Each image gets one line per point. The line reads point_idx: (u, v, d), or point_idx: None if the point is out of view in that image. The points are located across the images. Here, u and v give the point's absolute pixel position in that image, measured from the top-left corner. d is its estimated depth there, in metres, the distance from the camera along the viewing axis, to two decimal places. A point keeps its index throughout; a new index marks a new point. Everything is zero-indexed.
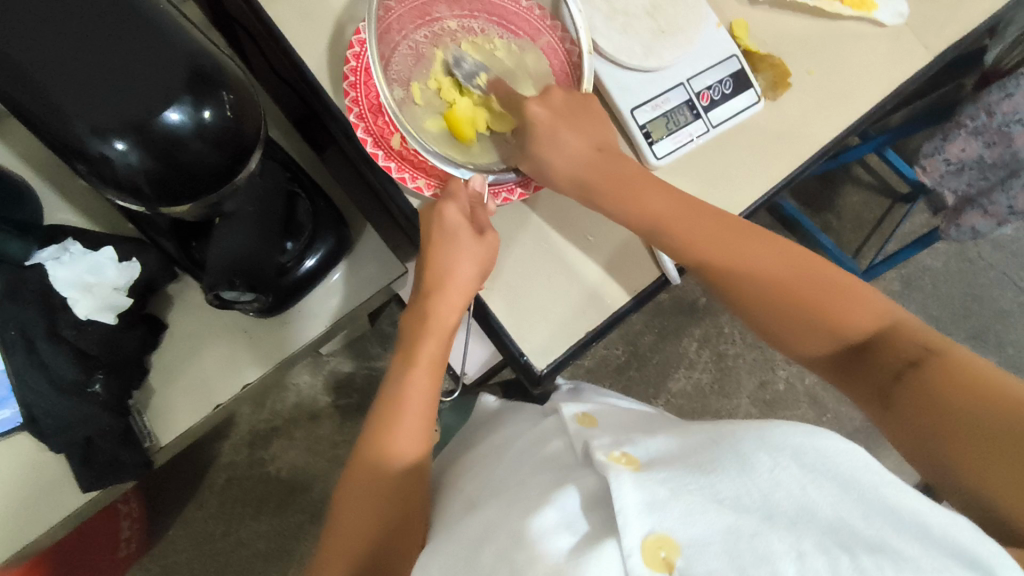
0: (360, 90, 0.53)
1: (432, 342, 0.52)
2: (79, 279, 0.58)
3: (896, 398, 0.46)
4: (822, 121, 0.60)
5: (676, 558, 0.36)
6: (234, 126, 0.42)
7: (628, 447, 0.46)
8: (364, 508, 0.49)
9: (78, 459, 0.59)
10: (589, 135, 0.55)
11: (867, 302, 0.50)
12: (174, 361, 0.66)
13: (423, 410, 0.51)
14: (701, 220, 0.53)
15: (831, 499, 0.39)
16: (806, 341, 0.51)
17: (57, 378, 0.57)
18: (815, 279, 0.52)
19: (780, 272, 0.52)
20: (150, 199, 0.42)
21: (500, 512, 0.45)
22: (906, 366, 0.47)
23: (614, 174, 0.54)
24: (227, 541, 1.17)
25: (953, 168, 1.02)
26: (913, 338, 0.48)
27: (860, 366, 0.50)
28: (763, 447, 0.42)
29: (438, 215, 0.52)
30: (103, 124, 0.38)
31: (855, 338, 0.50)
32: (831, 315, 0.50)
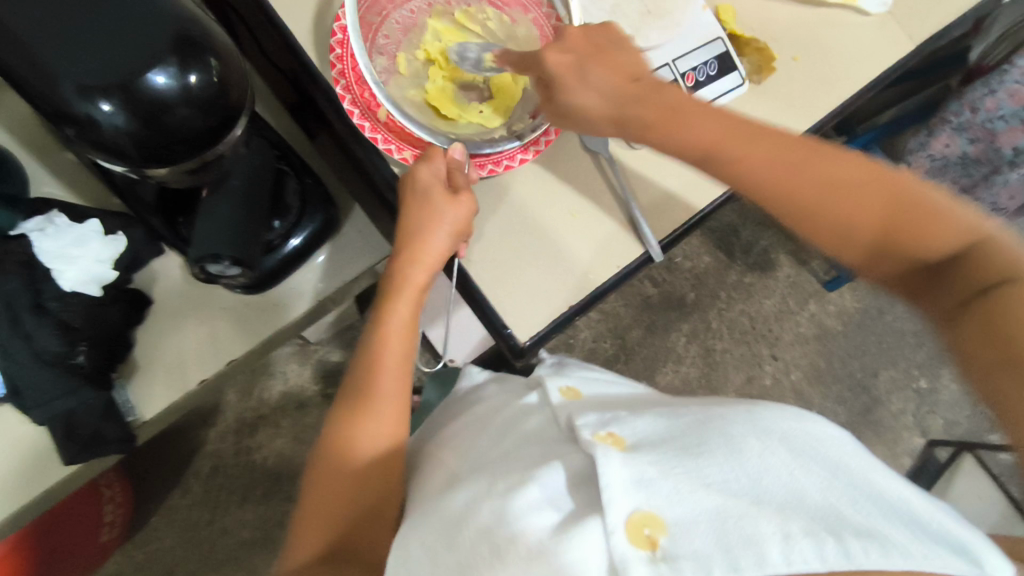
0: (346, 59, 0.52)
1: (403, 305, 0.52)
2: (61, 250, 0.58)
3: (963, 319, 0.42)
4: (806, 106, 0.61)
5: (661, 535, 0.37)
6: (220, 91, 0.42)
7: (615, 426, 0.46)
8: (340, 477, 0.49)
9: (61, 435, 0.58)
10: (625, 68, 0.51)
11: (954, 216, 0.44)
12: (158, 337, 0.66)
13: (398, 373, 0.51)
14: (758, 139, 0.48)
15: (820, 485, 0.40)
16: (871, 257, 0.47)
17: (41, 351, 0.57)
18: (888, 193, 0.46)
19: (849, 188, 0.46)
20: (134, 161, 0.42)
21: (478, 486, 0.45)
22: (982, 290, 0.42)
23: (661, 103, 0.49)
24: (212, 529, 1.17)
25: (937, 163, 1.04)
26: (1003, 255, 0.42)
27: (938, 284, 0.44)
28: (753, 432, 0.44)
29: (412, 179, 0.52)
30: (88, 85, 0.38)
31: (938, 252, 0.44)
32: (907, 232, 0.45)
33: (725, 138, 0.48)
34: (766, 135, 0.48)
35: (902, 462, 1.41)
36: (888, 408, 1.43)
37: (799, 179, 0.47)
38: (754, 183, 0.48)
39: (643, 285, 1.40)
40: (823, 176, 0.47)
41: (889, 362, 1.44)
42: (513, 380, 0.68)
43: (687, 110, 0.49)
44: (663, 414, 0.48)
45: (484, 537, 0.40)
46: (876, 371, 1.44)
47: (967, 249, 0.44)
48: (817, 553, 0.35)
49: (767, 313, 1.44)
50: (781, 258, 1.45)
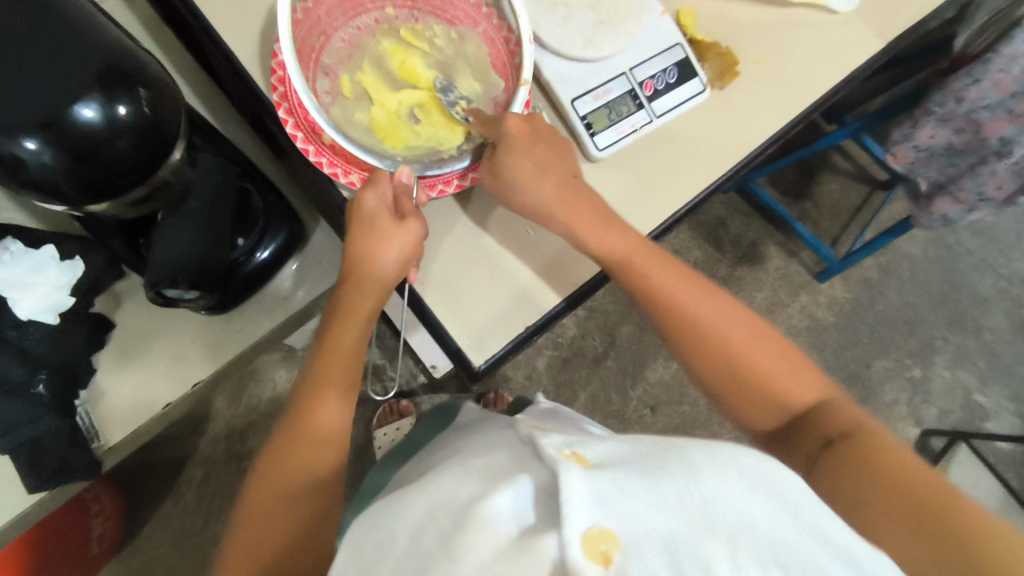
0: (288, 86, 0.51)
1: (349, 328, 0.52)
2: (18, 279, 0.57)
3: (820, 461, 0.50)
4: (772, 111, 0.60)
5: (616, 552, 0.33)
6: (152, 120, 0.42)
7: (579, 445, 0.41)
8: (277, 498, 0.48)
9: (24, 462, 0.57)
10: (566, 165, 0.54)
11: (806, 375, 0.54)
12: (123, 360, 0.65)
13: (342, 394, 0.52)
14: (655, 264, 0.56)
15: (768, 512, 0.37)
16: (752, 412, 0.54)
17: (2, 381, 0.56)
18: (765, 357, 0.54)
19: (739, 331, 0.55)
20: (70, 197, 0.41)
21: (427, 500, 0.41)
22: (836, 437, 0.50)
23: (586, 203, 0.54)
24: (204, 537, 1.17)
25: (922, 154, 1.03)
26: (837, 414, 0.52)
27: (793, 434, 0.53)
28: (709, 458, 0.40)
29: (357, 206, 0.51)
30: (9, 122, 0.37)
31: (793, 410, 0.53)
32: (777, 389, 0.53)
33: (614, 253, 0.55)
34: (673, 267, 0.57)
35: None
36: (881, 398, 1.42)
37: (693, 295, 0.56)
38: (640, 294, 0.55)
39: None
40: (710, 318, 0.55)
41: (881, 352, 1.44)
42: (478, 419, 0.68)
43: (602, 228, 0.54)
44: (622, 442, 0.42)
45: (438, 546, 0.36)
46: (868, 360, 1.44)
47: (804, 412, 0.53)
48: None
49: (758, 306, 1.43)
50: (770, 249, 1.45)
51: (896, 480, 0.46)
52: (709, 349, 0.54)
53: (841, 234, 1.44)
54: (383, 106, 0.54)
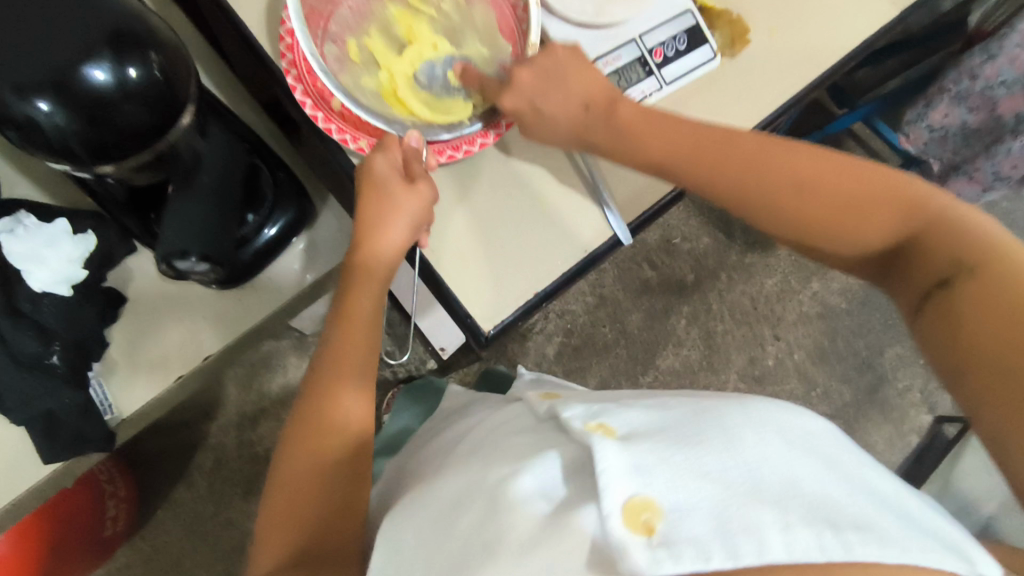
0: (296, 51, 0.52)
1: (367, 292, 0.52)
2: (33, 252, 0.58)
3: (926, 311, 0.47)
4: (783, 79, 0.59)
5: (659, 521, 0.35)
6: (163, 84, 0.42)
7: (605, 417, 0.43)
8: (310, 478, 0.49)
9: (40, 432, 0.59)
10: (577, 91, 0.53)
11: (914, 189, 0.48)
12: (135, 334, 0.66)
13: (364, 360, 0.52)
14: (732, 143, 0.51)
15: (817, 477, 0.39)
16: (850, 245, 0.49)
17: (18, 353, 0.57)
18: (856, 180, 0.49)
19: (824, 187, 0.49)
20: (83, 160, 0.42)
21: (472, 477, 0.45)
22: (937, 283, 0.47)
23: (627, 116, 0.53)
24: (216, 521, 1.18)
25: (937, 135, 1.00)
26: (963, 240, 0.46)
27: (904, 265, 0.49)
28: (748, 426, 0.42)
29: (368, 169, 0.51)
30: (24, 83, 0.37)
31: (910, 222, 0.48)
32: (871, 210, 0.48)
33: (678, 149, 0.52)
34: (743, 137, 0.52)
35: (910, 439, 1.39)
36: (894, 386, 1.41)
37: (763, 168, 0.50)
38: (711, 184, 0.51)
39: (641, 268, 1.38)
40: (790, 169, 0.49)
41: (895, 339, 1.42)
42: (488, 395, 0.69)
43: (649, 117, 0.52)
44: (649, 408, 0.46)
45: (477, 529, 0.40)
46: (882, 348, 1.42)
47: (919, 225, 0.48)
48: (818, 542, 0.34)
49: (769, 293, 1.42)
50: None
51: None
52: (810, 225, 0.49)
53: None
54: (388, 69, 0.54)
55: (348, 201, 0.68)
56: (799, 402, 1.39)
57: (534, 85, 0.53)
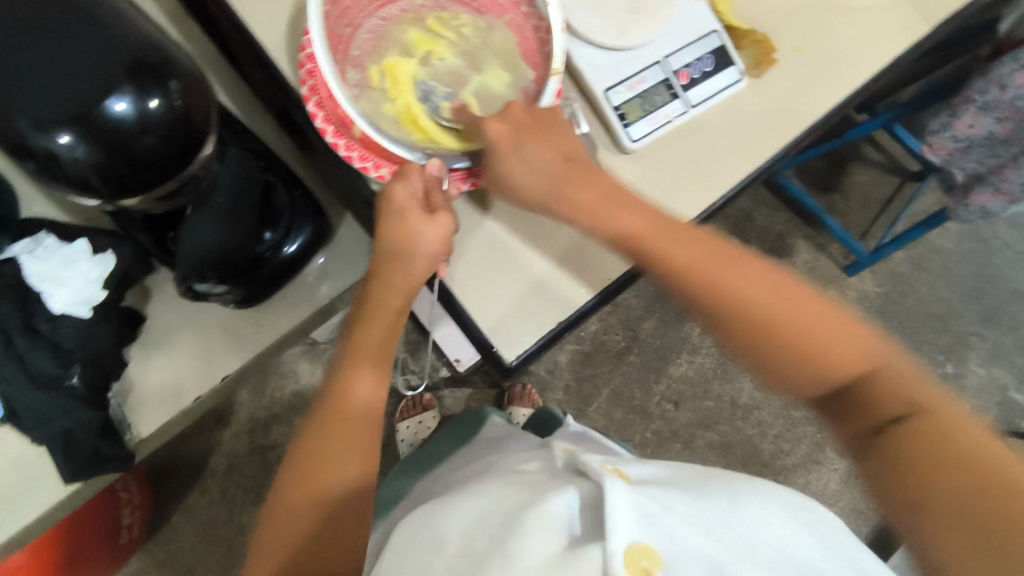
0: (318, 77, 0.50)
1: (373, 329, 0.52)
2: (53, 273, 0.58)
3: (872, 454, 0.41)
4: (810, 100, 0.58)
5: (656, 570, 0.34)
6: (184, 115, 0.41)
7: (621, 466, 0.44)
8: (308, 498, 0.49)
9: (59, 453, 0.58)
10: (557, 146, 0.50)
11: (857, 338, 0.43)
12: (152, 353, 0.66)
13: (373, 393, 0.52)
14: (679, 235, 0.48)
15: (814, 548, 0.41)
16: (798, 376, 0.44)
17: (35, 373, 0.57)
18: (802, 318, 0.44)
19: (779, 302, 0.45)
20: (102, 193, 0.41)
21: (485, 513, 0.44)
22: (888, 421, 0.41)
23: (598, 181, 0.50)
24: (229, 527, 1.19)
25: (960, 146, 0.99)
26: (896, 389, 0.42)
27: (840, 407, 0.44)
28: (755, 496, 0.44)
29: (388, 197, 0.50)
30: (45, 117, 0.37)
31: (833, 375, 0.43)
32: (818, 346, 0.43)
33: (649, 231, 0.48)
34: (698, 242, 0.48)
35: None
36: None
37: (738, 273, 0.46)
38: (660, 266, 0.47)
39: None
40: (742, 288, 0.45)
41: (913, 348, 1.40)
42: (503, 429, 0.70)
43: (614, 200, 0.50)
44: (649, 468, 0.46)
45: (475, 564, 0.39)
46: None
47: (865, 372, 0.43)
48: None
49: None
50: (798, 243, 1.41)
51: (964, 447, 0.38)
52: (740, 326, 0.45)
53: (871, 227, 1.40)
54: (409, 96, 0.53)
55: (364, 219, 0.67)
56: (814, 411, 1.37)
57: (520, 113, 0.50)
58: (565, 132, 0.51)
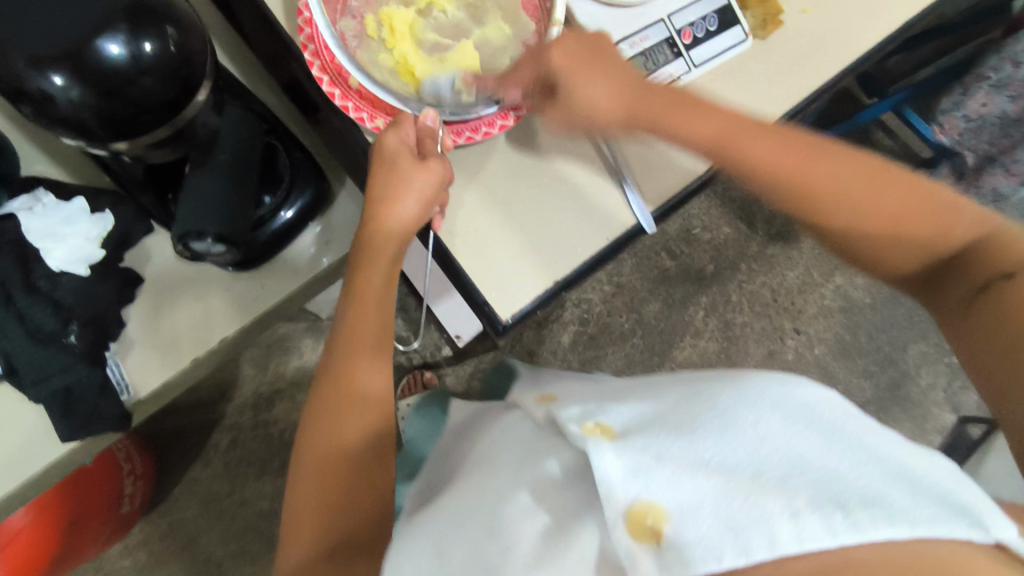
0: (314, 26, 0.51)
1: (373, 274, 0.51)
2: (51, 229, 0.58)
3: (975, 308, 0.46)
4: (816, 65, 0.57)
5: (665, 525, 0.36)
6: (179, 59, 0.41)
7: (601, 416, 0.45)
8: (336, 463, 0.48)
9: (58, 410, 0.58)
10: (619, 83, 0.50)
11: (962, 211, 0.49)
12: (150, 313, 0.66)
13: (375, 340, 0.51)
14: (815, 162, 0.49)
15: (820, 450, 0.37)
16: (901, 260, 0.49)
17: (33, 328, 0.57)
18: (907, 201, 0.48)
19: (868, 193, 0.48)
20: (98, 136, 0.41)
21: (486, 497, 0.47)
22: (996, 277, 0.46)
23: (671, 97, 0.50)
24: (231, 500, 1.20)
25: (972, 125, 0.97)
26: (1009, 250, 0.46)
27: (946, 276, 0.49)
28: (742, 403, 0.41)
29: (378, 147, 0.50)
30: (38, 56, 0.37)
31: (937, 252, 0.48)
32: (903, 230, 0.48)
33: (718, 136, 0.49)
34: (783, 136, 0.50)
35: (932, 439, 1.36)
36: (917, 383, 1.38)
37: (825, 168, 0.49)
38: (756, 182, 0.49)
39: (660, 258, 1.36)
40: (855, 188, 0.48)
41: (920, 336, 1.39)
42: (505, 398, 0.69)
43: (675, 106, 0.49)
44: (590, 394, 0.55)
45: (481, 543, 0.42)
46: (906, 344, 1.39)
47: (968, 241, 0.48)
48: (827, 525, 0.32)
49: (790, 285, 1.39)
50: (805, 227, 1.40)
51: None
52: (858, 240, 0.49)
53: None
54: (404, 44, 0.52)
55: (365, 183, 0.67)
56: None
57: (626, 97, 0.50)
58: (606, 54, 0.50)
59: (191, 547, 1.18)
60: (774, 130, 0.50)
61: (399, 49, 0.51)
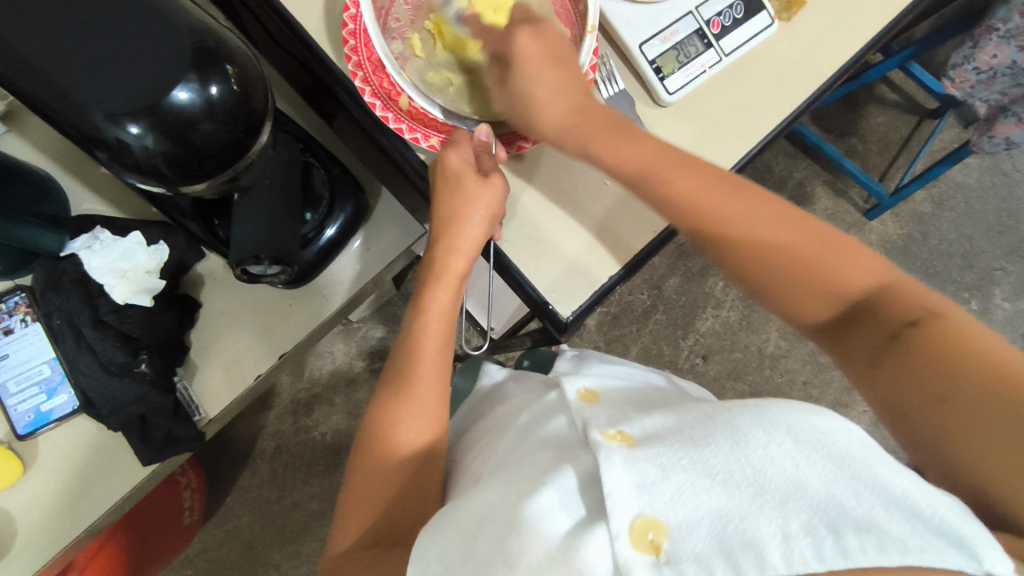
0: (362, 53, 0.55)
1: (443, 291, 0.55)
2: (111, 266, 0.60)
3: (886, 361, 0.43)
4: (830, 48, 0.61)
5: (664, 540, 0.34)
6: (242, 98, 0.43)
7: (624, 423, 0.43)
8: (391, 462, 0.51)
9: (136, 436, 0.62)
10: (567, 82, 0.53)
11: (861, 257, 0.46)
12: (211, 336, 0.68)
13: (442, 338, 0.54)
14: (738, 196, 0.48)
15: (823, 475, 0.35)
16: (805, 304, 0.47)
17: (106, 361, 0.60)
18: (818, 238, 0.46)
19: (764, 224, 0.47)
20: (169, 179, 0.43)
21: (491, 497, 0.42)
22: (904, 326, 0.43)
23: (598, 116, 0.52)
24: (282, 504, 1.23)
25: (983, 77, 0.96)
26: (905, 296, 0.44)
27: (853, 327, 0.45)
28: (758, 422, 0.39)
29: (442, 164, 0.54)
30: (115, 109, 0.39)
31: (849, 300, 0.45)
32: (826, 276, 0.45)
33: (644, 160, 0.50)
34: (690, 166, 0.49)
35: None
36: None
37: (733, 214, 0.48)
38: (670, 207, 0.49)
39: None
40: (755, 220, 0.47)
41: None
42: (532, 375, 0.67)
43: (598, 124, 0.52)
44: (630, 397, 0.54)
45: (497, 547, 0.38)
46: None
47: (869, 296, 0.45)
48: (816, 552, 0.31)
49: None
50: (817, 191, 1.38)
51: (997, 368, 0.38)
52: (743, 259, 0.48)
53: (890, 168, 1.35)
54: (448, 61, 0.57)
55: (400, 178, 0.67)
56: None
57: (590, 122, 0.52)
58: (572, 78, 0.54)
59: (249, 553, 1.22)
60: (698, 161, 0.50)
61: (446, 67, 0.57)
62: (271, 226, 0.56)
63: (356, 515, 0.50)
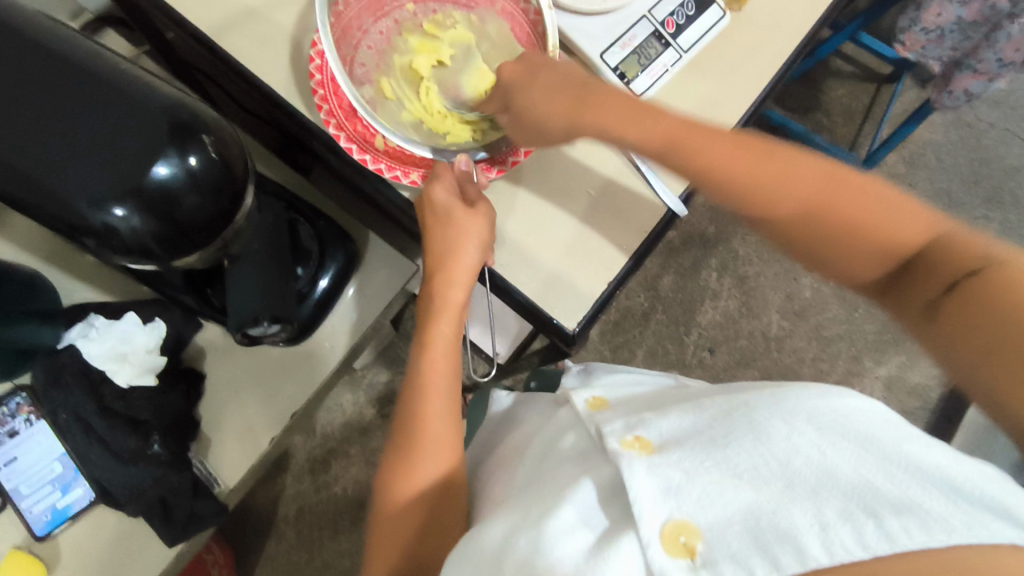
0: (334, 101, 0.56)
1: (445, 324, 0.55)
2: (112, 351, 0.60)
3: (942, 313, 0.38)
4: (780, 31, 0.62)
5: (698, 542, 0.34)
6: (221, 166, 0.43)
7: (641, 427, 0.42)
8: (414, 503, 0.50)
9: (159, 519, 0.61)
10: (561, 83, 0.52)
11: (909, 212, 0.41)
12: (219, 406, 0.68)
13: (449, 370, 0.54)
14: (759, 152, 0.45)
15: (853, 460, 0.35)
16: (856, 261, 0.42)
17: (119, 451, 0.59)
18: (853, 195, 0.42)
19: (782, 177, 0.43)
20: (160, 257, 0.43)
21: (514, 518, 0.41)
22: (963, 275, 0.37)
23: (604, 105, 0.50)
24: (313, 566, 1.20)
25: (932, 36, 0.99)
26: (965, 245, 0.39)
27: (904, 284, 0.41)
28: (777, 415, 0.39)
29: (429, 200, 0.54)
30: (97, 194, 0.39)
31: (897, 254, 0.41)
32: (876, 230, 0.41)
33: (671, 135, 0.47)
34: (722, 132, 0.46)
35: None
36: None
37: (769, 171, 0.44)
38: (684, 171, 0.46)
39: None
40: (791, 174, 0.44)
41: None
42: (540, 395, 0.66)
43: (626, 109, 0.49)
44: (642, 401, 0.53)
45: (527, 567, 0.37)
46: None
47: (918, 249, 0.40)
48: (857, 538, 0.31)
49: None
50: None
51: None
52: (785, 221, 0.44)
53: (858, 137, 1.37)
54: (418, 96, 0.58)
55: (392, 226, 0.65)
56: (845, 325, 1.38)
57: (616, 110, 0.49)
58: (575, 79, 0.52)
59: None
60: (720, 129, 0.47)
61: (416, 105, 0.58)
62: (262, 287, 0.55)
63: (383, 559, 0.50)
